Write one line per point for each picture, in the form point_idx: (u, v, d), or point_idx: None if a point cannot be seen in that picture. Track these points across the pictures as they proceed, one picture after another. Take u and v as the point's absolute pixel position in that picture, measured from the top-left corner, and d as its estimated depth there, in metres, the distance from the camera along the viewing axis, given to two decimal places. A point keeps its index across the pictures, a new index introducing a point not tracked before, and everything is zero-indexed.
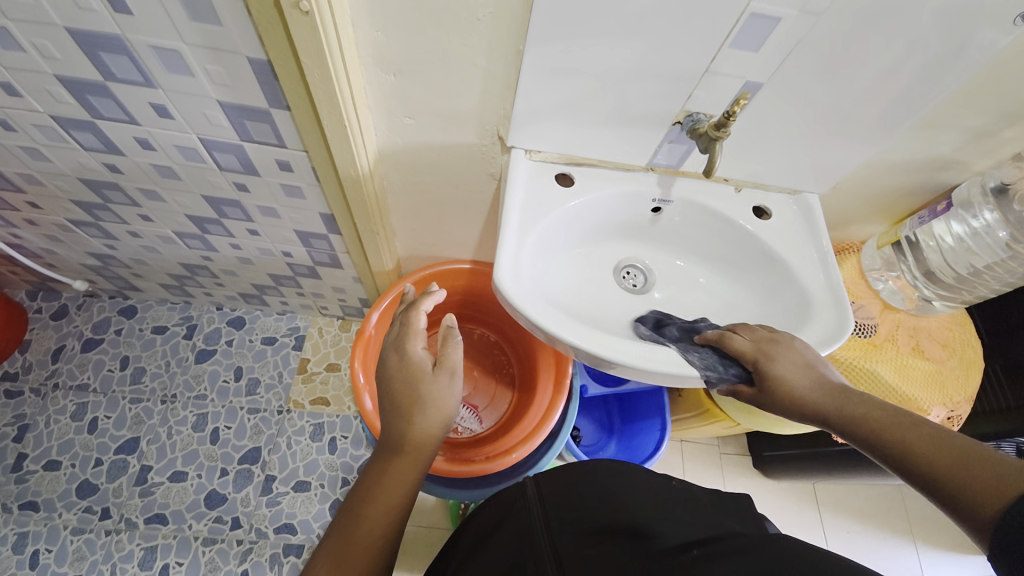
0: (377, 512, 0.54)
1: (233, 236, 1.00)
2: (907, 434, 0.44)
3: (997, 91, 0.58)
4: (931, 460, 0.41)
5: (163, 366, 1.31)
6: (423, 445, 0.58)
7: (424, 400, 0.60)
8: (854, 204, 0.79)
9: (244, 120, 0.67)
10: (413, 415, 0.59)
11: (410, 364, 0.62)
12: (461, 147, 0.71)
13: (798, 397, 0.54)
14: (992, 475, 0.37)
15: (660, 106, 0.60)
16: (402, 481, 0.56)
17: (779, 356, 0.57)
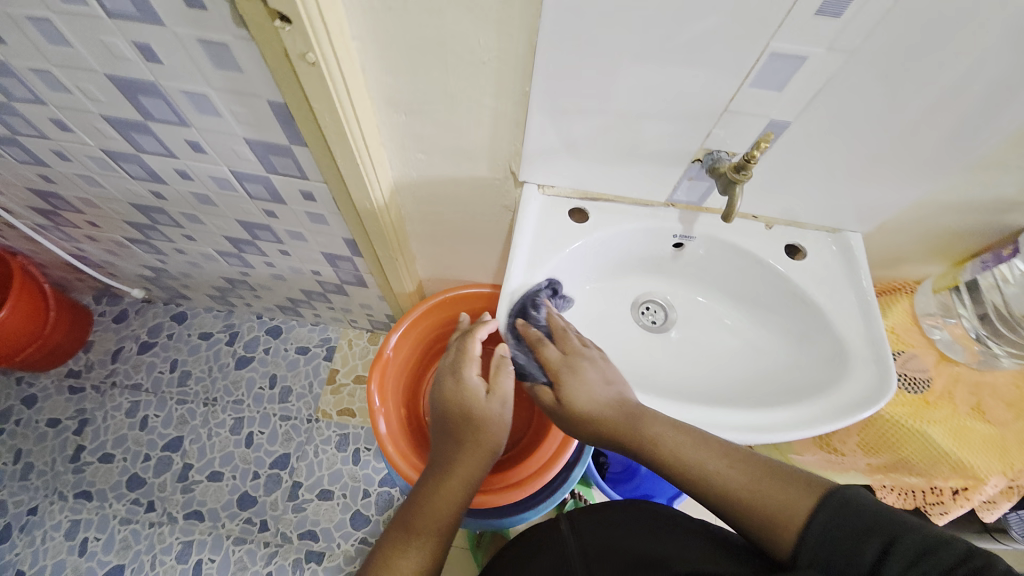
0: (424, 533, 0.56)
1: (266, 255, 1.05)
2: (701, 463, 0.51)
3: None
4: (743, 486, 0.48)
5: (207, 371, 1.40)
6: (467, 473, 0.61)
7: (474, 425, 0.63)
8: (905, 243, 0.71)
9: (268, 155, 0.69)
10: (467, 440, 0.63)
11: (463, 390, 0.66)
12: (474, 180, 0.70)
13: (589, 415, 0.57)
14: (794, 497, 0.46)
15: (677, 143, 0.57)
16: (445, 507, 0.59)
17: (579, 370, 0.59)
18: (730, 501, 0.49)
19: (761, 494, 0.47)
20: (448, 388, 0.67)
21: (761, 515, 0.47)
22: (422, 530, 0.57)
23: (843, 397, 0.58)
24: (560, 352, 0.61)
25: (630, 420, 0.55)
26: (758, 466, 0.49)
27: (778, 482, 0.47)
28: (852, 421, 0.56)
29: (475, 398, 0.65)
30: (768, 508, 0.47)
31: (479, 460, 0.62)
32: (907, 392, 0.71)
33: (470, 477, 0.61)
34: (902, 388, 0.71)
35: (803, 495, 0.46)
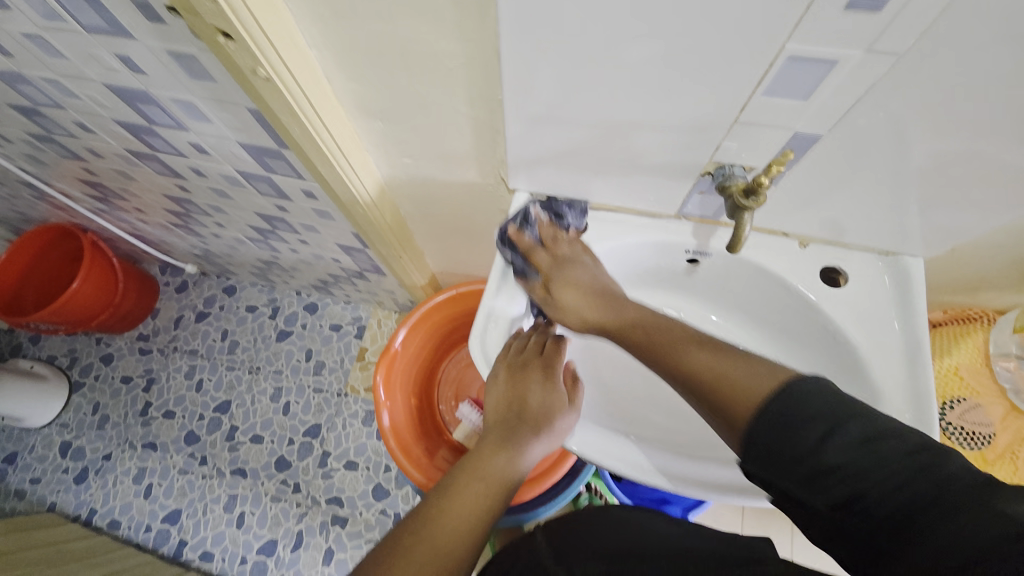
0: (460, 514, 0.46)
1: (289, 243, 1.08)
2: (664, 338, 0.46)
3: None
4: (718, 374, 0.41)
5: (252, 341, 1.50)
6: (510, 472, 0.51)
7: (531, 427, 0.53)
8: (986, 270, 0.57)
9: (263, 157, 0.69)
10: (526, 442, 0.53)
11: (532, 385, 0.55)
12: (466, 185, 0.65)
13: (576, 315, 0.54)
14: (761, 375, 0.40)
15: (680, 156, 0.48)
16: (481, 499, 0.48)
17: (569, 269, 0.57)
18: (696, 383, 0.42)
19: (729, 372, 0.40)
20: (510, 377, 0.56)
21: (722, 385, 0.40)
22: (453, 516, 0.45)
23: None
24: (552, 257, 0.58)
25: (606, 307, 0.53)
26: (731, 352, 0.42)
27: (748, 362, 0.41)
28: None
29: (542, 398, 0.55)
30: (735, 383, 0.40)
31: (528, 463, 0.52)
32: (964, 449, 0.62)
33: (514, 481, 0.51)
34: (956, 442, 0.63)
35: (768, 377, 0.39)
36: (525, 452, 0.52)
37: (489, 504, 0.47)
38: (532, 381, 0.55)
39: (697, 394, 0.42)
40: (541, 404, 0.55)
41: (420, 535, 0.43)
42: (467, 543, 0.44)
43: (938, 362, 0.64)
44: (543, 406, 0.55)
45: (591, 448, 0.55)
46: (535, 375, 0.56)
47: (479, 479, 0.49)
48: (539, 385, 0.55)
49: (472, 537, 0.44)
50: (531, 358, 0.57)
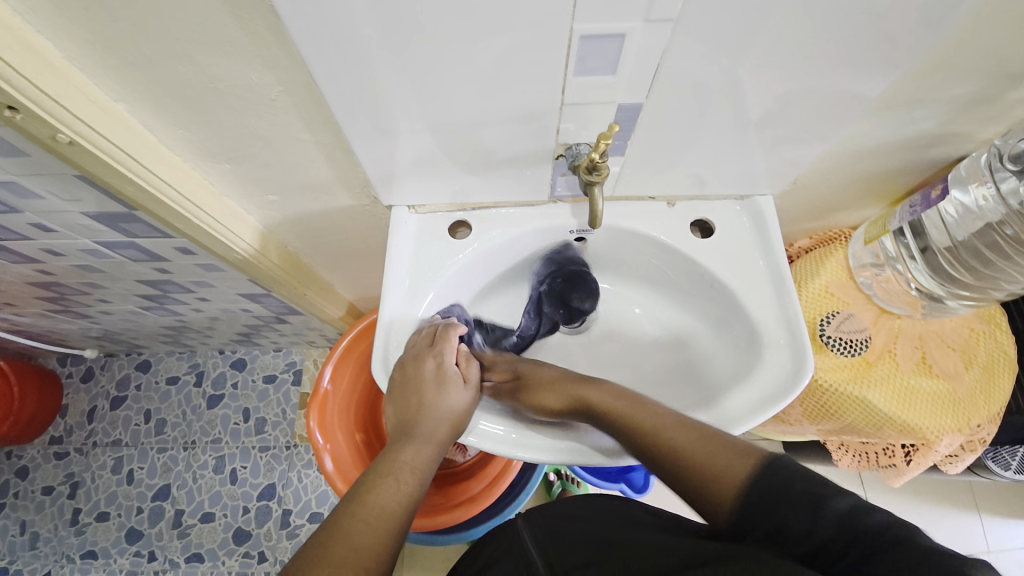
0: (375, 518, 0.44)
1: (189, 303, 1.01)
2: (667, 434, 0.47)
3: (972, 46, 0.43)
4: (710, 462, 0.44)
5: (180, 415, 1.39)
6: (417, 469, 0.50)
7: (433, 420, 0.53)
8: (834, 192, 0.63)
9: (119, 223, 0.64)
10: (433, 437, 0.53)
11: (427, 382, 0.54)
12: (343, 210, 0.64)
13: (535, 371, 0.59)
14: (735, 457, 0.43)
15: (529, 145, 0.50)
16: (392, 502, 0.46)
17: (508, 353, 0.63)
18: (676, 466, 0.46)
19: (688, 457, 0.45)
20: (404, 376, 0.54)
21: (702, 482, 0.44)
22: (363, 527, 0.43)
23: (748, 397, 0.53)
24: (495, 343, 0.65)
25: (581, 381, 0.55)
26: (686, 423, 0.47)
27: (682, 431, 0.47)
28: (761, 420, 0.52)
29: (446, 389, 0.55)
30: (698, 463, 0.44)
31: (434, 457, 0.53)
32: (844, 357, 0.66)
33: (422, 476, 0.51)
34: (839, 353, 0.66)
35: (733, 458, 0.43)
36: (432, 446, 0.53)
37: (400, 505, 0.46)
38: (427, 377, 0.54)
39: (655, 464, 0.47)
40: (439, 401, 0.54)
41: (327, 554, 0.40)
42: (379, 552, 0.42)
43: (809, 285, 0.68)
44: (440, 400, 0.54)
45: (556, 451, 0.53)
46: (430, 369, 0.54)
47: (385, 481, 0.47)
48: (435, 381, 0.54)
49: (385, 545, 0.43)
50: (424, 352, 0.55)
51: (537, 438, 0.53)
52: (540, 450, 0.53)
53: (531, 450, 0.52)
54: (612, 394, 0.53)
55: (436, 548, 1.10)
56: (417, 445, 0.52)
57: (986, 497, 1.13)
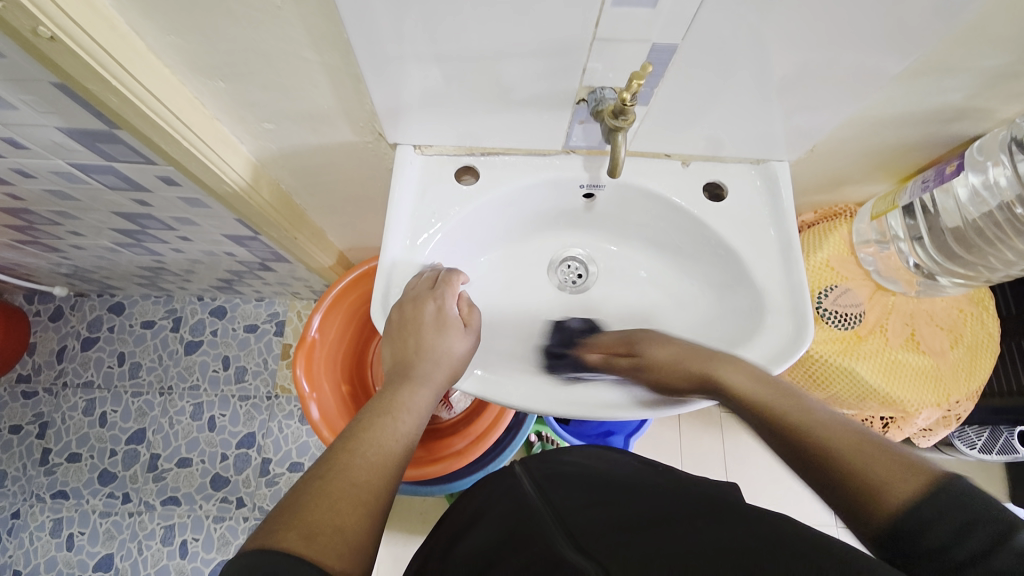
0: (374, 455, 0.42)
1: (169, 242, 0.96)
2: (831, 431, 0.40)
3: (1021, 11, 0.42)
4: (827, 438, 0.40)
5: (156, 360, 1.35)
6: (413, 410, 0.48)
7: (432, 362, 0.51)
8: (846, 163, 0.62)
9: (95, 143, 0.59)
10: (435, 380, 0.50)
11: (426, 325, 0.51)
12: (343, 146, 0.60)
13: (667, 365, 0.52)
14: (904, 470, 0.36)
15: (552, 85, 0.47)
16: (389, 440, 0.44)
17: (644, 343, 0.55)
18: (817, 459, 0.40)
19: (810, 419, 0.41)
20: (403, 317, 0.52)
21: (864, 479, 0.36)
22: (361, 463, 0.41)
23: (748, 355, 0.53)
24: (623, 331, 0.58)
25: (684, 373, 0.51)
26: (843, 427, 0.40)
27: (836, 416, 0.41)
28: None
29: (448, 332, 0.52)
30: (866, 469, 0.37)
31: (432, 400, 0.50)
32: (837, 329, 0.68)
33: (420, 417, 0.49)
34: (832, 326, 0.68)
35: (891, 465, 0.36)
36: (431, 389, 0.50)
37: (397, 443, 0.45)
38: (426, 319, 0.51)
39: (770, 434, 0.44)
40: (439, 342, 0.51)
41: (327, 487, 0.39)
42: (378, 486, 0.41)
43: (811, 258, 0.69)
44: (440, 342, 0.51)
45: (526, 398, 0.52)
46: (429, 313, 0.52)
47: (383, 420, 0.46)
48: (435, 324, 0.52)
49: (382, 482, 0.41)
50: (424, 295, 0.53)
51: (524, 385, 0.53)
52: (511, 394, 0.52)
53: (507, 395, 0.52)
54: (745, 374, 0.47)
55: (415, 501, 1.12)
56: (415, 386, 0.49)
57: None
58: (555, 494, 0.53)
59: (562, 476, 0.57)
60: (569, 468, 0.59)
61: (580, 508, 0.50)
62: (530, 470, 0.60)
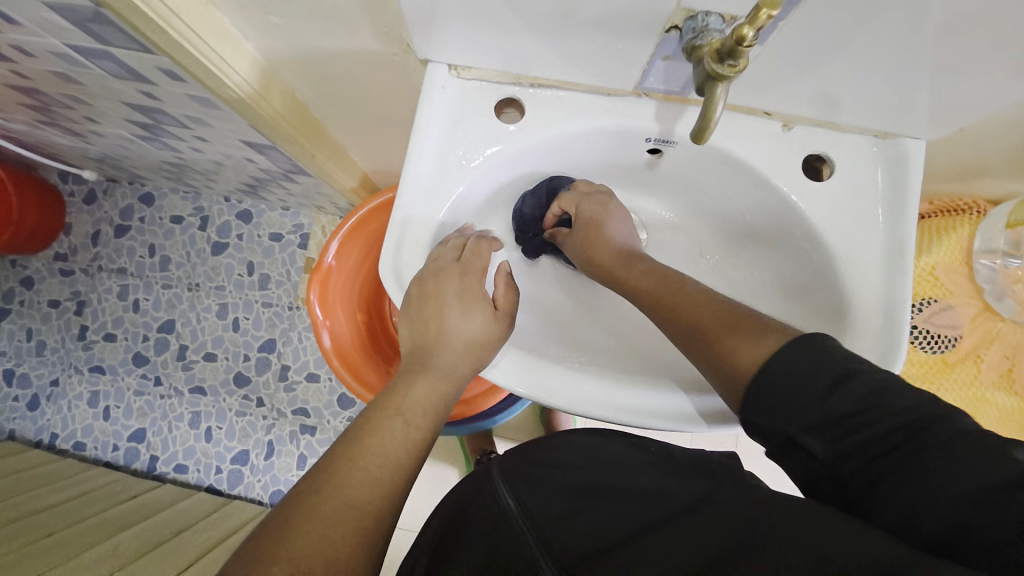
0: (376, 469, 0.36)
1: (187, 141, 0.89)
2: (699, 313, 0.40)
3: None
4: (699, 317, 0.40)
5: (185, 256, 1.36)
6: (428, 411, 0.41)
7: (454, 349, 0.44)
8: (1003, 151, 0.48)
9: (82, 22, 0.50)
10: (457, 370, 0.44)
11: (451, 302, 0.45)
12: (365, 55, 0.50)
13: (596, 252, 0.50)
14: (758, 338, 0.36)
15: (636, 4, 0.35)
16: (398, 450, 0.38)
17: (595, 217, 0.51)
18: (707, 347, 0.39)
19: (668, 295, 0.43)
20: (423, 294, 0.44)
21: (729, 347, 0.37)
22: (361, 479, 0.35)
23: None
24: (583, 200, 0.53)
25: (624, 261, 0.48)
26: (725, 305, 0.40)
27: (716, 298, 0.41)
28: None
29: (476, 315, 0.46)
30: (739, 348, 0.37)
31: (450, 396, 0.44)
32: (920, 351, 0.58)
33: (434, 416, 0.42)
34: (916, 346, 0.58)
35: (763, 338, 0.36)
36: (449, 384, 0.44)
37: (406, 453, 0.38)
38: (450, 296, 0.45)
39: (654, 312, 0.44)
40: (462, 326, 0.45)
41: (318, 512, 0.33)
42: (379, 508, 0.35)
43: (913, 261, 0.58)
44: (464, 325, 0.45)
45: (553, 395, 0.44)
46: (454, 289, 0.45)
47: (392, 423, 0.39)
48: (459, 302, 0.45)
49: (384, 502, 0.35)
50: (448, 268, 0.45)
51: (564, 382, 0.45)
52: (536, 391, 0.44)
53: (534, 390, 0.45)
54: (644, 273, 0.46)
55: None
56: (433, 378, 0.43)
57: None
58: (535, 496, 0.47)
59: (537, 471, 0.50)
60: (572, 462, 0.50)
61: (562, 521, 0.43)
62: (526, 467, 0.51)
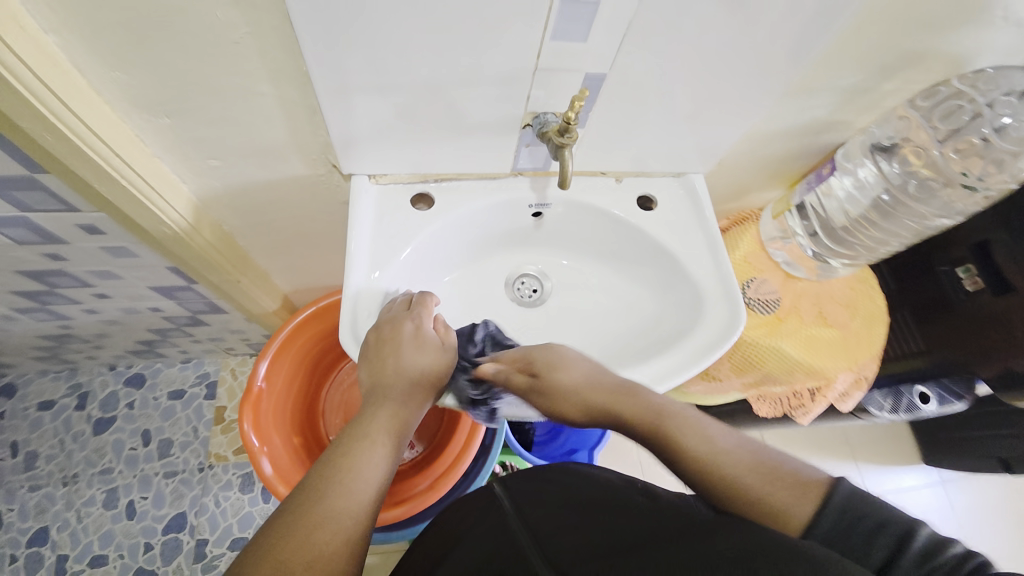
0: (353, 482, 0.42)
1: (82, 302, 0.86)
2: (711, 456, 0.44)
3: (861, 43, 0.53)
4: (732, 468, 0.43)
5: (57, 445, 1.17)
6: (395, 431, 0.48)
7: (412, 381, 0.51)
8: (746, 173, 0.74)
9: (5, 189, 0.54)
10: (417, 397, 0.51)
11: (406, 343, 0.51)
12: (293, 180, 0.60)
13: (703, 455, 0.45)
14: (794, 493, 0.39)
15: (501, 111, 0.52)
16: (369, 464, 0.44)
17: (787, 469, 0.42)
18: (721, 488, 0.43)
19: (702, 446, 0.45)
20: (380, 340, 0.50)
21: (767, 507, 0.40)
22: (341, 489, 0.41)
23: (703, 336, 0.60)
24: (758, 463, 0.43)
25: (692, 429, 0.47)
26: (719, 442, 0.45)
27: (724, 441, 0.45)
28: (708, 363, 0.59)
29: (430, 347, 0.53)
30: (757, 494, 0.41)
31: (412, 417, 0.51)
32: (760, 314, 0.76)
33: (399, 436, 0.49)
34: (756, 312, 0.76)
35: (792, 491, 0.40)
36: (409, 409, 0.51)
37: (380, 463, 0.45)
38: (405, 338, 0.51)
39: (661, 453, 0.47)
40: (419, 361, 0.51)
41: (304, 521, 0.39)
42: (362, 508, 0.41)
43: (732, 255, 0.79)
44: (420, 360, 0.51)
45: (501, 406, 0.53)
46: (408, 332, 0.51)
47: (363, 444, 0.46)
48: (413, 343, 0.51)
49: (364, 502, 0.42)
50: (401, 315, 0.52)
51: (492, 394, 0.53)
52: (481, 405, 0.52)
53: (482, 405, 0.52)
54: (641, 406, 0.51)
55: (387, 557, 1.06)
56: (391, 406, 0.50)
57: (861, 450, 1.36)
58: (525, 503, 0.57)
59: (540, 491, 0.57)
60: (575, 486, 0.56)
61: (559, 525, 0.52)
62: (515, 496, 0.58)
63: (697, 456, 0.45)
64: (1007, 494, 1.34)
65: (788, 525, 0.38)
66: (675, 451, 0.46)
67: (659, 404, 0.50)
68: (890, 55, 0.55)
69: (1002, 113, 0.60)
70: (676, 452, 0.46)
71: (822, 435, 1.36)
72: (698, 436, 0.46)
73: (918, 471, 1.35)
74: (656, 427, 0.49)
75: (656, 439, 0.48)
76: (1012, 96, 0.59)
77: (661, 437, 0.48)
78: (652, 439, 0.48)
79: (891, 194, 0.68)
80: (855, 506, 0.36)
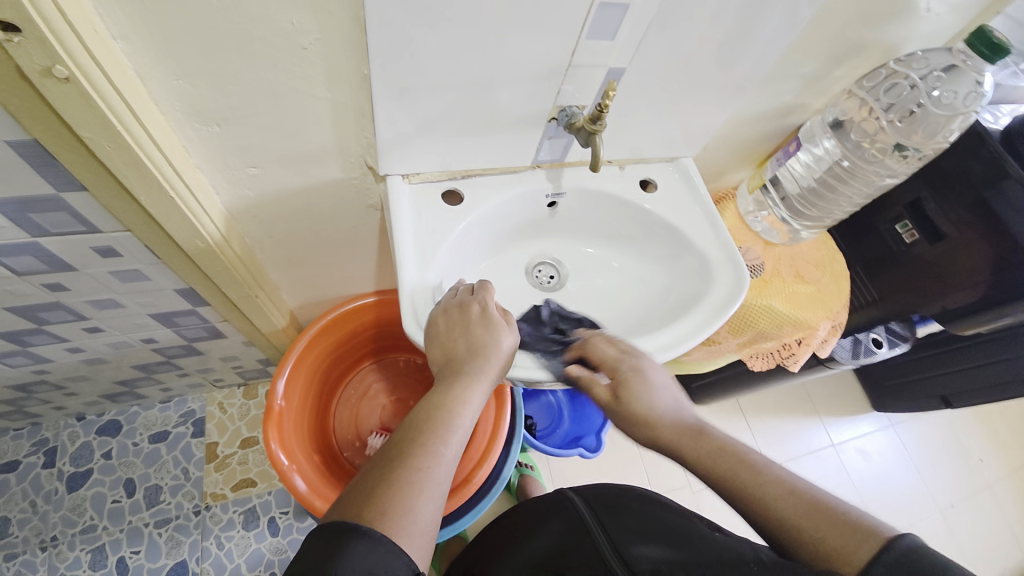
0: (431, 448, 0.46)
1: (68, 340, 0.80)
2: (765, 489, 0.44)
3: (817, 36, 0.65)
4: (788, 512, 0.42)
5: (28, 509, 1.05)
6: (468, 403, 0.51)
7: (484, 356, 0.54)
8: (724, 156, 0.84)
9: (24, 212, 0.51)
10: (487, 371, 0.53)
11: (473, 323, 0.55)
12: (326, 186, 0.62)
13: (761, 491, 0.44)
14: (853, 541, 0.39)
15: (532, 106, 0.58)
16: (445, 432, 0.48)
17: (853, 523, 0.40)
18: (771, 523, 0.43)
19: (764, 488, 0.44)
20: (450, 321, 0.55)
21: (824, 549, 0.40)
22: (421, 451, 0.46)
23: (716, 296, 0.67)
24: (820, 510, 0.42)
25: (749, 464, 0.47)
26: (778, 479, 0.45)
27: (783, 477, 0.45)
28: (727, 317, 0.65)
29: (495, 326, 0.56)
30: (810, 533, 0.41)
31: (485, 393, 0.53)
32: None
33: (474, 410, 0.51)
34: None
35: (852, 539, 0.39)
36: (482, 384, 0.52)
37: (453, 432, 0.49)
38: (474, 319, 0.56)
39: (715, 486, 0.48)
40: (487, 337, 0.55)
41: (390, 473, 0.44)
42: (437, 471, 0.45)
43: None
44: (489, 338, 0.55)
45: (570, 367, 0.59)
46: (476, 313, 0.56)
47: (441, 416, 0.49)
48: (480, 323, 0.56)
49: (439, 467, 0.46)
50: (466, 299, 0.57)
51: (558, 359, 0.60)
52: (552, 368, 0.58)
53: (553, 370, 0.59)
54: (679, 433, 0.53)
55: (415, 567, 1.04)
56: (468, 381, 0.52)
57: (824, 404, 1.53)
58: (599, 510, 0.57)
59: (617, 504, 0.57)
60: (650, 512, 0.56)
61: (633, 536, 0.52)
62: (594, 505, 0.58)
63: (757, 486, 0.45)
64: (943, 423, 1.56)
65: (844, 571, 0.38)
66: (728, 483, 0.47)
67: (705, 443, 0.50)
68: (838, 45, 0.67)
69: (933, 85, 0.72)
70: (734, 489, 0.46)
71: (790, 395, 1.51)
72: (756, 468, 0.46)
73: (873, 416, 1.53)
74: (713, 467, 0.48)
75: (702, 468, 0.49)
76: (937, 73, 0.71)
77: (707, 469, 0.49)
78: (704, 472, 0.49)
79: (849, 160, 0.79)
80: (912, 561, 0.35)
